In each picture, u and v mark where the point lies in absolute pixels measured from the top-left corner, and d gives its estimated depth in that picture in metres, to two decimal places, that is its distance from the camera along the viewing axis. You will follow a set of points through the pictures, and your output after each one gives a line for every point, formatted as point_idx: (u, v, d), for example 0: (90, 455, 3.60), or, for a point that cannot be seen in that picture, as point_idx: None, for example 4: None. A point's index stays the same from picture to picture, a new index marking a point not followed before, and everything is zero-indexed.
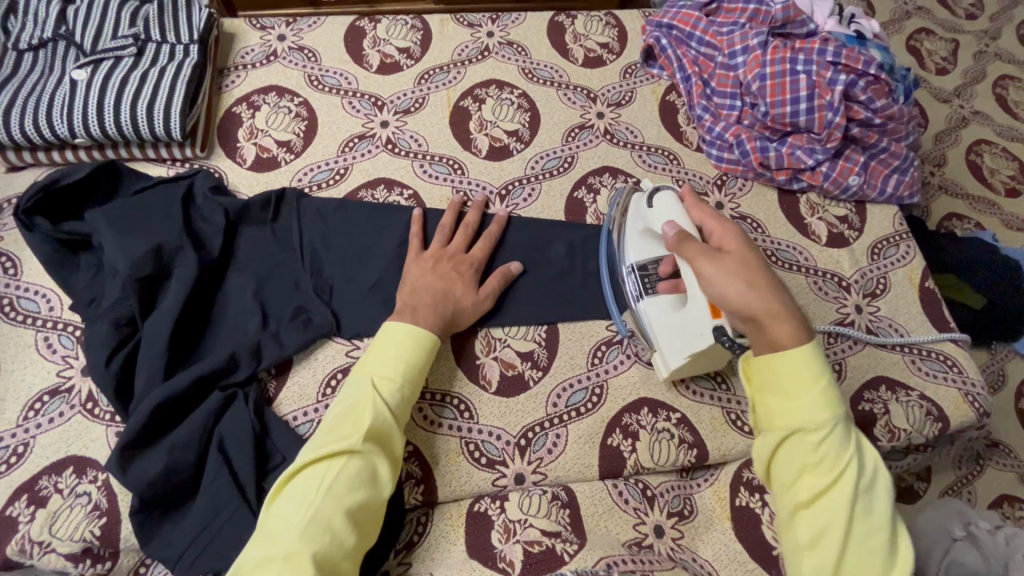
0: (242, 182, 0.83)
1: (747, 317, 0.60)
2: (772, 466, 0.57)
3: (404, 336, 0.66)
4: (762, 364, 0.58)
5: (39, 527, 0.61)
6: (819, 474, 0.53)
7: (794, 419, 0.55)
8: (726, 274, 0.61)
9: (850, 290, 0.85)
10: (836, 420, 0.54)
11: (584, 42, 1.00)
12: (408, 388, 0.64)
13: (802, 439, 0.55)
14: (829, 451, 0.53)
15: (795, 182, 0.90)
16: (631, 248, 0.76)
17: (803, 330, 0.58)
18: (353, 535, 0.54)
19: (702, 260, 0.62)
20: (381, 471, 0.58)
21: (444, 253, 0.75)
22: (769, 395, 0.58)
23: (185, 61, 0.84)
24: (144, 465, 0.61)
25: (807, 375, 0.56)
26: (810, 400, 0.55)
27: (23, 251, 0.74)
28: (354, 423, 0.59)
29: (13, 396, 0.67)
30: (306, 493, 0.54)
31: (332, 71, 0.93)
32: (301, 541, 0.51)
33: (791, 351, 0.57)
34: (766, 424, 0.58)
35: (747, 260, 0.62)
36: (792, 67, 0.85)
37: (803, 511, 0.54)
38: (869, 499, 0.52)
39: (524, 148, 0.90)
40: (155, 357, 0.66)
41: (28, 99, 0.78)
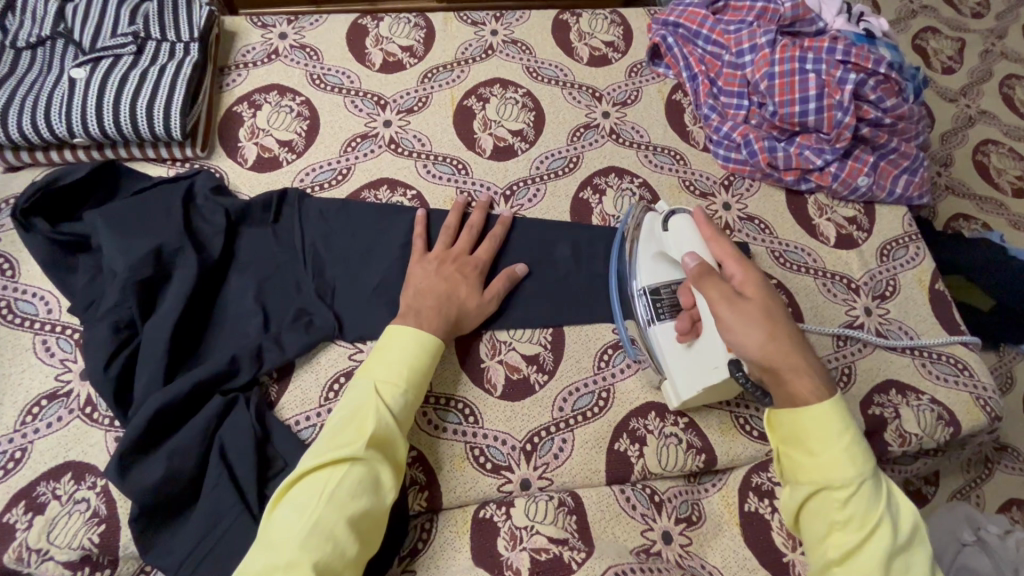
0: (243, 182, 0.82)
1: (765, 368, 0.58)
2: (801, 520, 0.57)
3: (408, 340, 0.65)
4: (785, 417, 0.57)
5: (38, 534, 0.60)
6: (847, 532, 0.52)
7: (820, 475, 0.54)
8: (747, 324, 0.58)
9: (860, 292, 0.84)
10: (865, 477, 0.53)
11: (589, 41, 0.99)
12: (412, 393, 0.63)
13: (829, 495, 0.54)
14: (857, 510, 0.52)
15: (804, 183, 0.89)
16: (642, 269, 0.75)
17: (823, 385, 0.57)
18: (355, 544, 0.53)
19: (722, 305, 0.60)
20: (384, 478, 0.57)
21: (448, 255, 0.74)
22: (794, 449, 0.57)
23: (185, 60, 0.83)
24: (144, 472, 0.60)
25: (832, 430, 0.54)
26: (836, 456, 0.54)
27: (21, 252, 0.73)
28: (356, 428, 0.58)
29: (11, 400, 0.66)
30: (308, 500, 0.53)
31: (334, 70, 0.92)
32: (302, 550, 0.50)
33: (814, 406, 0.55)
34: (792, 478, 0.57)
35: (768, 308, 0.60)
36: (801, 66, 0.84)
37: (835, 569, 0.52)
38: (902, 558, 0.51)
39: (528, 148, 0.89)
40: (155, 361, 0.65)
41: (26, 98, 0.77)
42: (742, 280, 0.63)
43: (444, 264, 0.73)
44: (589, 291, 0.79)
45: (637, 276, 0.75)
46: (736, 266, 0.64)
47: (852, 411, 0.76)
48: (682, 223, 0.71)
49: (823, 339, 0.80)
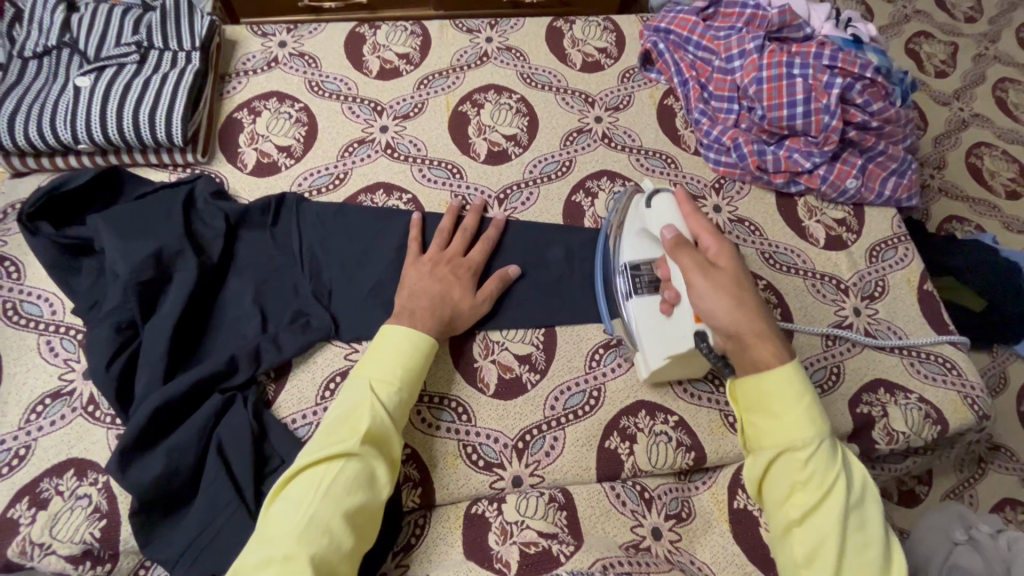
0: (243, 187, 0.84)
1: (730, 335, 0.62)
2: (763, 486, 0.59)
3: (402, 339, 0.66)
4: (748, 385, 0.60)
5: (40, 529, 0.61)
6: (808, 492, 0.55)
7: (782, 438, 0.57)
8: (716, 291, 0.62)
9: (849, 293, 0.85)
10: (823, 438, 0.57)
11: (582, 47, 1.01)
12: (406, 391, 0.64)
13: (790, 457, 0.57)
14: (817, 468, 0.55)
15: (793, 185, 0.90)
16: (626, 248, 0.76)
17: (784, 349, 0.61)
18: (351, 538, 0.55)
19: (695, 272, 0.64)
20: (379, 474, 0.59)
21: (442, 257, 0.76)
22: (757, 414, 0.60)
23: (186, 68, 0.85)
24: (144, 468, 0.62)
25: (792, 395, 0.58)
26: (797, 418, 0.57)
27: (26, 256, 0.75)
28: (351, 426, 0.59)
29: (16, 399, 0.68)
30: (304, 497, 0.55)
31: (332, 77, 0.94)
32: (299, 543, 0.51)
33: (776, 371, 0.59)
34: (756, 445, 0.60)
35: (738, 278, 0.64)
36: (789, 71, 0.86)
37: (795, 529, 0.55)
38: (858, 514, 0.54)
39: (522, 152, 0.90)
40: (155, 360, 0.66)
41: (32, 106, 0.79)
42: (715, 251, 0.66)
43: (439, 265, 0.75)
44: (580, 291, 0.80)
45: (622, 253, 0.76)
46: (711, 238, 0.67)
47: (840, 409, 0.77)
48: (665, 202, 0.72)
49: (813, 338, 0.81)
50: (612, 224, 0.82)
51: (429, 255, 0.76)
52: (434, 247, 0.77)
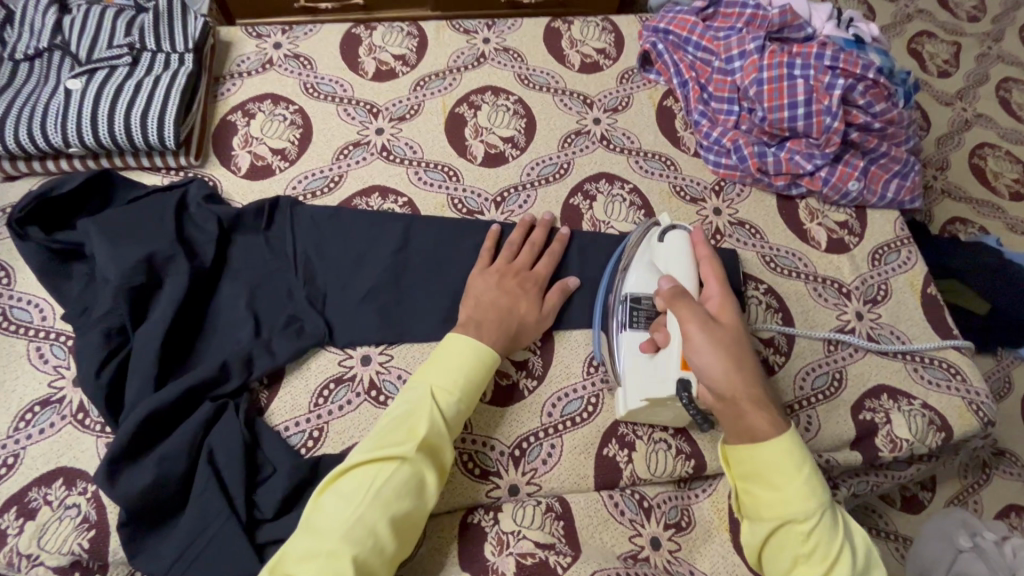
0: (236, 191, 0.83)
1: (724, 396, 0.60)
2: (764, 554, 0.58)
3: (469, 349, 0.65)
4: (745, 454, 0.58)
5: (29, 540, 0.60)
6: (812, 565, 0.54)
7: (782, 511, 0.55)
8: (715, 347, 0.60)
9: (851, 297, 0.84)
10: (823, 509, 0.55)
11: (581, 48, 1.00)
12: (465, 402, 0.63)
13: (791, 530, 0.55)
14: (819, 542, 0.54)
15: (794, 188, 0.89)
16: (632, 277, 0.74)
17: (780, 420, 0.59)
18: (394, 542, 0.54)
19: (695, 325, 0.61)
20: (428, 482, 0.58)
21: (511, 270, 0.75)
22: (753, 483, 0.58)
23: (179, 70, 0.84)
24: (132, 478, 0.61)
25: (789, 466, 0.56)
26: (795, 491, 0.55)
27: (16, 261, 0.74)
28: (409, 429, 0.59)
29: (5, 406, 0.67)
30: (353, 495, 0.54)
31: (328, 79, 0.93)
32: (344, 541, 0.52)
33: (770, 442, 0.57)
34: (753, 514, 0.58)
35: (738, 339, 0.62)
36: (789, 72, 0.85)
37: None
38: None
39: (519, 154, 0.89)
40: (146, 367, 0.65)
41: (23, 109, 0.78)
42: (717, 306, 0.65)
43: (497, 275, 0.75)
44: (577, 296, 0.79)
45: (625, 282, 0.75)
46: (714, 292, 0.66)
47: (842, 416, 0.76)
48: (680, 240, 0.73)
49: (814, 343, 0.80)
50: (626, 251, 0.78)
51: (499, 265, 0.76)
52: (503, 258, 0.76)
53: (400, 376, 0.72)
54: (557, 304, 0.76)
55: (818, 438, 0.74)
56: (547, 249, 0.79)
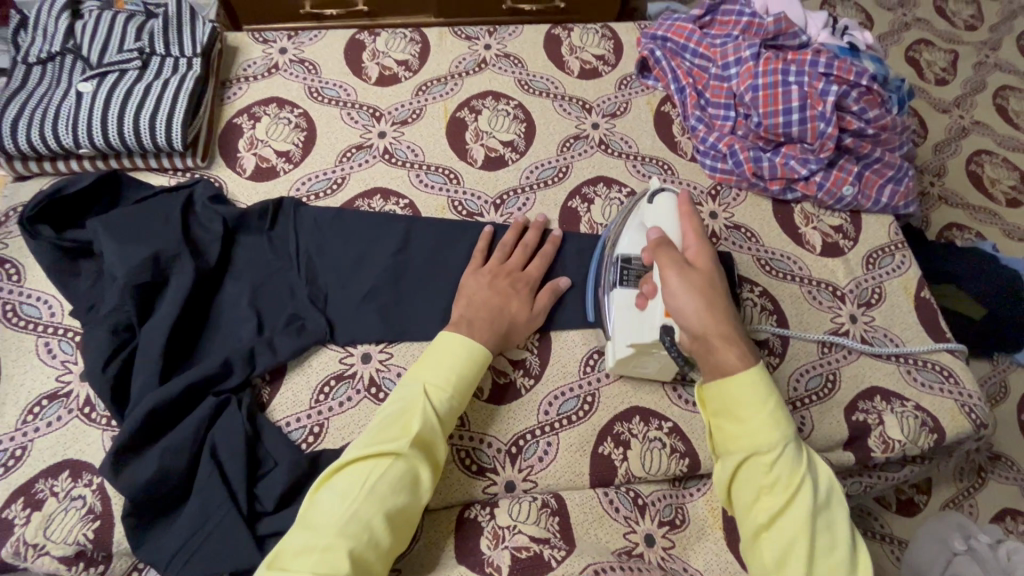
0: (241, 192, 0.85)
1: (696, 334, 0.61)
2: (731, 491, 0.59)
3: (462, 347, 0.67)
4: (715, 389, 0.60)
5: (35, 530, 0.62)
6: (774, 496, 0.54)
7: (750, 443, 0.57)
8: (687, 289, 0.62)
9: (845, 300, 0.85)
10: (787, 441, 0.56)
11: (580, 54, 1.02)
12: (457, 399, 0.64)
13: (757, 461, 0.56)
14: (782, 473, 0.55)
15: (790, 192, 0.90)
16: (625, 237, 0.74)
17: (751, 355, 0.60)
18: (389, 536, 0.56)
19: (671, 271, 0.64)
20: (422, 477, 0.59)
21: (504, 270, 0.77)
22: (723, 418, 0.59)
23: (187, 73, 0.86)
24: (137, 469, 0.62)
25: (756, 399, 0.57)
26: (761, 424, 0.57)
27: (26, 259, 0.76)
28: (402, 426, 0.60)
29: (13, 400, 0.69)
30: (349, 490, 0.55)
31: (332, 83, 0.95)
32: (339, 535, 0.52)
33: (739, 376, 0.59)
34: (724, 451, 0.59)
35: (713, 282, 0.64)
36: (784, 79, 0.86)
37: (763, 535, 0.55)
38: (825, 516, 0.54)
39: (519, 158, 0.91)
40: (151, 362, 0.67)
41: (35, 111, 0.80)
42: (694, 253, 0.67)
43: (494, 276, 0.76)
44: (573, 296, 0.80)
45: (618, 244, 0.75)
46: (693, 242, 0.68)
47: (836, 417, 0.77)
48: (668, 203, 0.73)
49: (808, 345, 0.81)
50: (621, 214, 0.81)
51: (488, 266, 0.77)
52: (495, 258, 0.78)
53: (399, 374, 0.73)
54: (548, 303, 0.77)
55: (812, 438, 0.75)
56: (538, 250, 0.81)
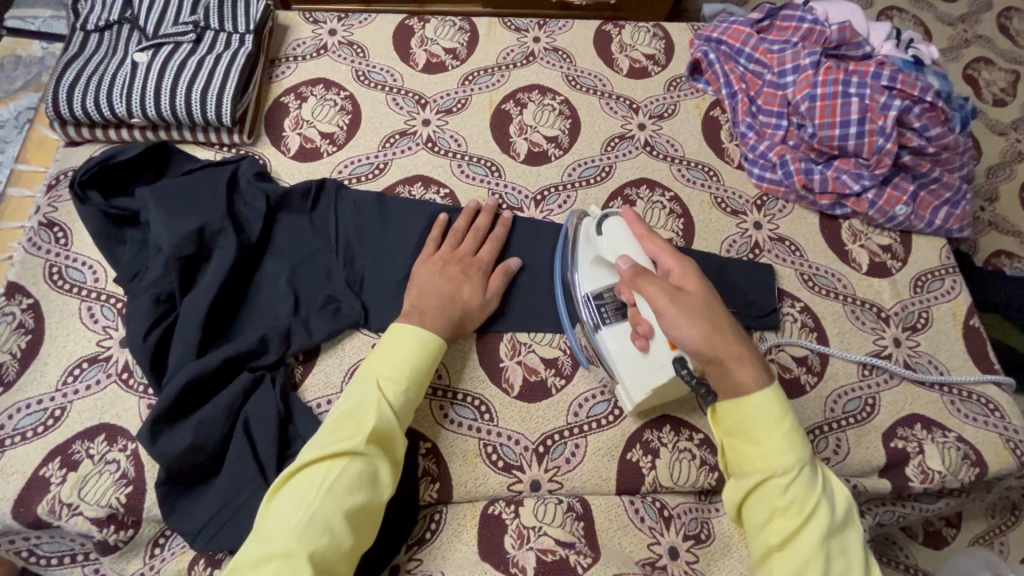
0: (284, 171, 0.85)
1: (709, 360, 0.59)
2: (742, 509, 0.58)
3: (413, 339, 0.66)
4: (729, 408, 0.58)
5: (69, 490, 0.63)
6: (788, 518, 0.54)
7: (765, 465, 0.55)
8: (688, 319, 0.60)
9: (889, 322, 0.83)
10: (803, 463, 0.55)
11: (630, 53, 1.00)
12: (413, 390, 0.64)
13: (772, 483, 0.55)
14: (797, 495, 0.54)
15: (839, 208, 0.87)
16: (584, 277, 0.74)
17: (761, 372, 0.58)
18: (351, 537, 0.55)
19: (665, 301, 0.61)
20: (382, 473, 0.58)
21: (451, 258, 0.75)
22: (738, 438, 0.58)
23: (239, 50, 0.86)
24: (172, 439, 0.63)
25: (774, 417, 0.56)
26: (777, 445, 0.55)
27: (74, 224, 0.78)
28: (357, 423, 0.59)
29: (55, 360, 0.70)
30: (305, 494, 0.54)
31: (379, 68, 0.94)
32: (298, 540, 0.52)
33: (752, 396, 0.57)
34: (738, 470, 0.58)
35: (707, 301, 0.61)
36: (844, 90, 0.84)
37: (777, 555, 0.54)
38: (840, 539, 0.53)
39: (562, 155, 0.90)
40: (190, 333, 0.68)
41: (91, 78, 0.81)
42: (679, 273, 0.64)
43: (448, 264, 0.75)
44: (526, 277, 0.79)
45: (579, 283, 0.75)
46: (672, 260, 0.65)
47: (873, 442, 0.74)
48: (616, 225, 0.71)
49: (848, 366, 0.79)
50: (569, 242, 0.79)
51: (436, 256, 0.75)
52: (448, 244, 0.77)
53: None
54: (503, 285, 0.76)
55: (847, 462, 0.73)
56: (490, 234, 0.79)
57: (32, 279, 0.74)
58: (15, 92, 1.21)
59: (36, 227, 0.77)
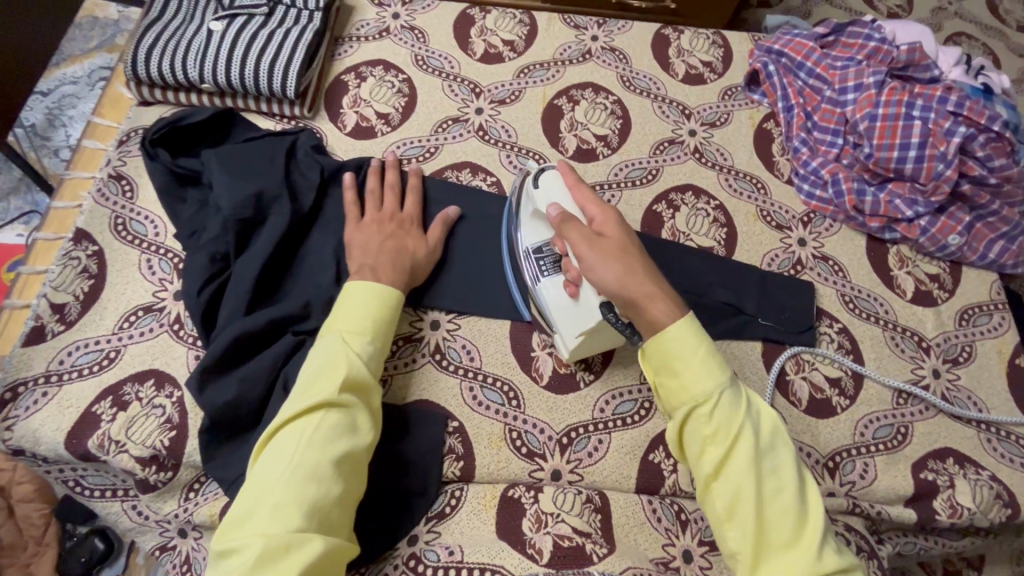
0: (339, 145, 0.88)
1: (627, 302, 0.59)
2: (680, 446, 0.59)
3: (372, 293, 0.67)
4: (651, 345, 0.58)
5: (118, 428, 0.67)
6: (717, 445, 0.55)
7: (688, 396, 0.56)
8: (603, 259, 0.60)
9: (930, 353, 0.81)
10: (723, 387, 0.56)
11: (687, 58, 0.99)
12: (379, 341, 0.65)
13: (697, 413, 0.56)
14: (721, 420, 0.55)
15: (888, 232, 0.86)
16: (525, 232, 0.75)
17: (679, 307, 0.58)
18: (339, 484, 0.55)
19: (582, 246, 0.61)
20: (359, 420, 0.59)
21: (385, 217, 0.77)
22: (663, 375, 0.58)
23: (307, 26, 0.89)
24: (219, 390, 0.66)
25: (691, 347, 0.57)
26: (698, 374, 0.56)
27: (141, 179, 0.81)
28: (326, 376, 0.59)
29: (113, 306, 0.74)
30: (286, 446, 0.55)
31: (438, 54, 0.96)
32: (287, 490, 0.52)
33: (670, 329, 0.57)
34: (667, 407, 0.59)
35: (624, 244, 0.61)
36: (908, 112, 0.82)
37: (713, 484, 0.55)
38: (768, 459, 0.55)
39: (610, 154, 0.90)
40: (242, 291, 0.71)
41: (169, 42, 0.85)
42: (600, 219, 0.63)
43: (385, 223, 0.76)
44: (461, 227, 0.82)
45: (520, 239, 0.76)
46: (594, 207, 0.64)
47: (901, 472, 0.73)
48: (551, 177, 0.71)
49: (883, 392, 0.77)
50: (512, 204, 0.80)
51: (372, 214, 0.77)
52: (371, 207, 0.77)
53: (464, 346, 0.76)
54: (442, 235, 0.79)
55: (872, 489, 0.72)
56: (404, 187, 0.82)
57: (98, 227, 0.78)
58: (90, 52, 1.28)
59: (105, 178, 0.81)
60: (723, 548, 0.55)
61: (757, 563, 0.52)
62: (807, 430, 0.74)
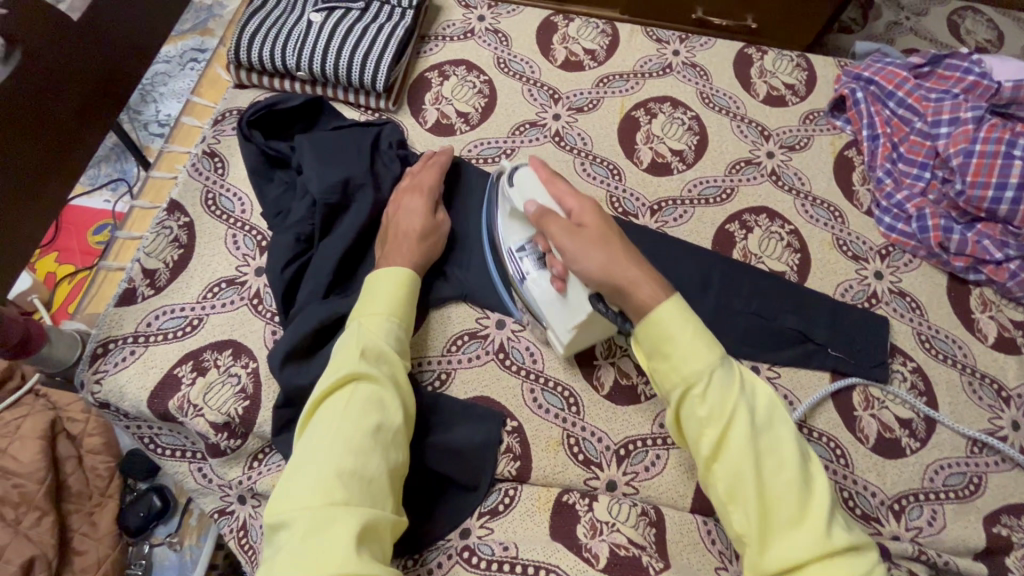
0: (419, 140, 0.90)
1: (612, 289, 0.58)
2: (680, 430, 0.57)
3: (389, 276, 0.68)
4: (642, 330, 0.56)
5: (197, 393, 0.70)
6: (714, 426, 0.53)
7: (681, 377, 0.54)
8: (586, 250, 0.59)
9: (1009, 403, 0.77)
10: (716, 366, 0.54)
11: (770, 79, 0.98)
12: (400, 320, 0.66)
13: (691, 393, 0.54)
14: (715, 398, 0.53)
15: (973, 273, 0.83)
16: (505, 232, 0.75)
17: (663, 290, 0.57)
18: (378, 458, 0.55)
19: (564, 239, 0.61)
20: (387, 392, 0.59)
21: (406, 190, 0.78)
22: (654, 357, 0.57)
23: (399, 23, 0.92)
24: (302, 373, 0.69)
25: (680, 326, 0.55)
26: (689, 353, 0.54)
27: (233, 157, 0.86)
28: (347, 355, 0.60)
29: (199, 276, 0.77)
30: (324, 425, 0.56)
31: (520, 58, 0.98)
32: (325, 464, 0.52)
33: (660, 311, 0.55)
34: (661, 390, 0.57)
35: (606, 234, 0.60)
36: (1008, 150, 0.79)
37: (713, 466, 0.54)
38: (766, 436, 0.53)
39: (684, 169, 0.90)
40: (320, 277, 0.74)
41: (270, 29, 0.89)
42: (579, 210, 0.63)
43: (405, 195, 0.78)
44: None
45: (501, 241, 0.76)
46: (573, 200, 0.64)
47: (972, 523, 0.70)
48: (524, 173, 0.70)
49: (957, 439, 0.74)
50: (491, 192, 0.80)
51: (404, 191, 0.78)
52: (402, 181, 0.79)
53: (528, 348, 0.76)
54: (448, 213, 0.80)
55: (940, 537, 0.69)
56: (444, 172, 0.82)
57: (190, 200, 0.82)
58: (184, 33, 1.35)
59: (200, 154, 0.85)
60: (730, 531, 0.54)
61: (765, 546, 0.51)
62: (874, 469, 0.72)
